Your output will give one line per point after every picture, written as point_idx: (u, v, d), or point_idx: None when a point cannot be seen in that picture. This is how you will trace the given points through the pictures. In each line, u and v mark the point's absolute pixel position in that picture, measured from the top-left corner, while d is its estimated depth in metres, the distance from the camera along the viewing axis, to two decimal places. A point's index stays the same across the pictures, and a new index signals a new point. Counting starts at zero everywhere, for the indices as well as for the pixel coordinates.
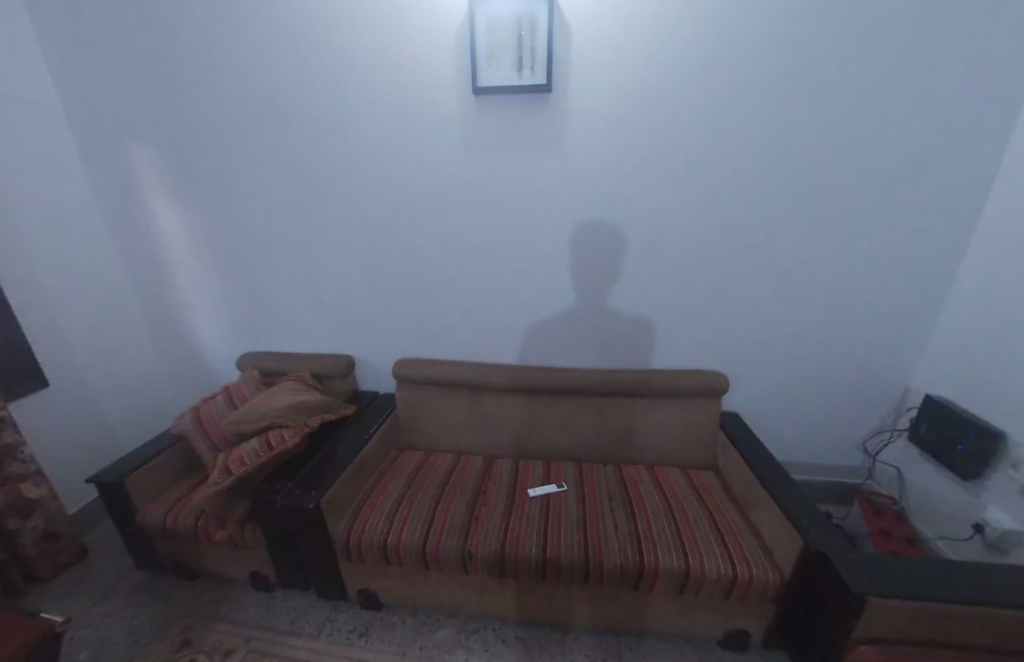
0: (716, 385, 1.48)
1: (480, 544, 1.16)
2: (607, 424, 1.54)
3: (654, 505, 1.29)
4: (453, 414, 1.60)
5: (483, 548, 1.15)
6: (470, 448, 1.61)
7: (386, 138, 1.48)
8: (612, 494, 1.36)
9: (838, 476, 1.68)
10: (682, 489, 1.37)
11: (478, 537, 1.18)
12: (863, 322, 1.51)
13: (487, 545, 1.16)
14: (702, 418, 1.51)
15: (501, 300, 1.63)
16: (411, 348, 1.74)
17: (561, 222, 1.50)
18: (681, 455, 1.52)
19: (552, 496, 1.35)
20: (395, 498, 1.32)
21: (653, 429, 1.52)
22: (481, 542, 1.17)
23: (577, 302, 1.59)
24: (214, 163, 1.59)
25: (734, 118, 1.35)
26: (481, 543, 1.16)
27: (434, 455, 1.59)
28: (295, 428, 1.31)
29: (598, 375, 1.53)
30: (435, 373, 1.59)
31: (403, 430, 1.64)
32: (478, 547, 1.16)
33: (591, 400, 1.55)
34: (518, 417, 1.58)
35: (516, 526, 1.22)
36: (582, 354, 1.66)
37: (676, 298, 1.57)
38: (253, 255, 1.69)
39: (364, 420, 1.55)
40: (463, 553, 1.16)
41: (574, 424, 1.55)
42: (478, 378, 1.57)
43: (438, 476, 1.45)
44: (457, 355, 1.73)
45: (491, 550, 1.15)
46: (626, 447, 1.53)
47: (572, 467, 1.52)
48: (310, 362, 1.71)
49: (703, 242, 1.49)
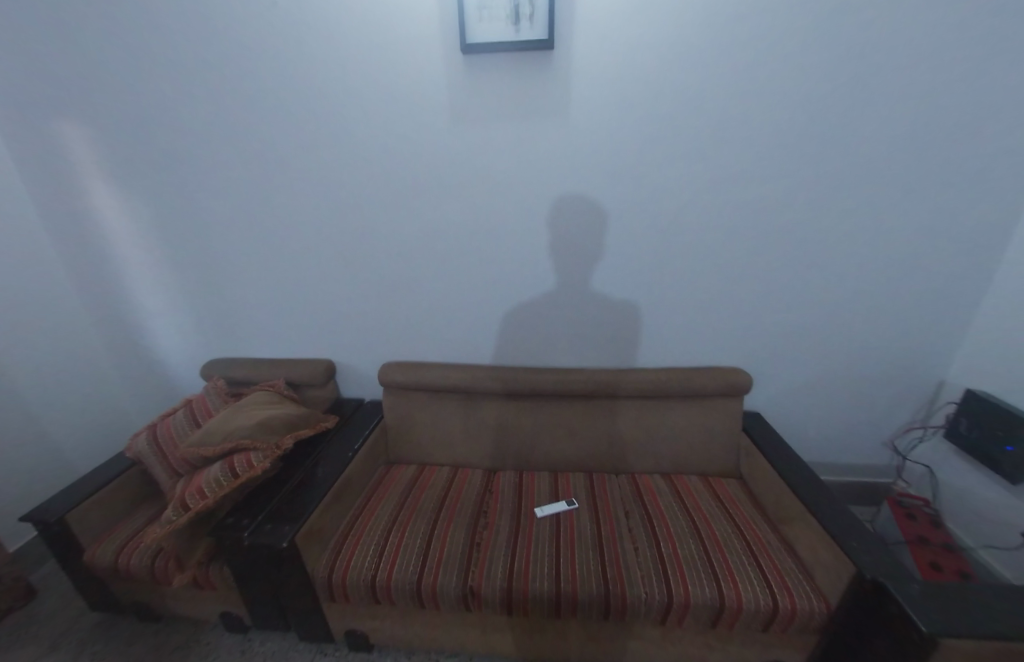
0: (739, 384, 1.34)
1: (485, 580, 1.01)
2: (618, 430, 1.39)
3: (677, 524, 1.15)
4: (447, 422, 1.44)
5: (487, 584, 1.00)
6: (467, 460, 1.45)
7: (360, 110, 1.27)
8: (629, 510, 1.22)
9: (864, 476, 1.57)
10: (705, 502, 1.23)
11: (481, 571, 1.03)
12: (897, 313, 1.38)
13: (492, 581, 1.01)
14: (724, 421, 1.37)
15: (498, 296, 1.46)
16: (398, 350, 1.56)
17: (564, 207, 1.33)
18: (701, 462, 1.37)
19: (562, 515, 1.21)
20: (385, 525, 1.16)
21: (671, 434, 1.37)
22: (485, 578, 1.02)
23: (582, 295, 1.43)
24: (162, 144, 1.37)
25: (763, 84, 1.17)
26: (486, 579, 1.01)
27: (427, 470, 1.42)
28: (265, 451, 1.12)
29: (609, 377, 1.38)
30: (425, 379, 1.42)
31: (392, 442, 1.47)
32: (481, 584, 1.01)
33: (601, 404, 1.40)
34: (520, 426, 1.42)
35: (524, 554, 1.07)
36: (589, 353, 1.51)
37: (692, 291, 1.41)
38: (214, 252, 1.49)
39: (348, 435, 1.38)
40: (465, 591, 1.00)
41: (583, 431, 1.40)
42: (474, 383, 1.40)
43: (432, 495, 1.29)
44: (450, 358, 1.56)
45: (498, 587, 1.00)
46: (639, 454, 1.38)
47: (582, 479, 1.37)
48: (284, 368, 1.52)
49: (724, 228, 1.32)
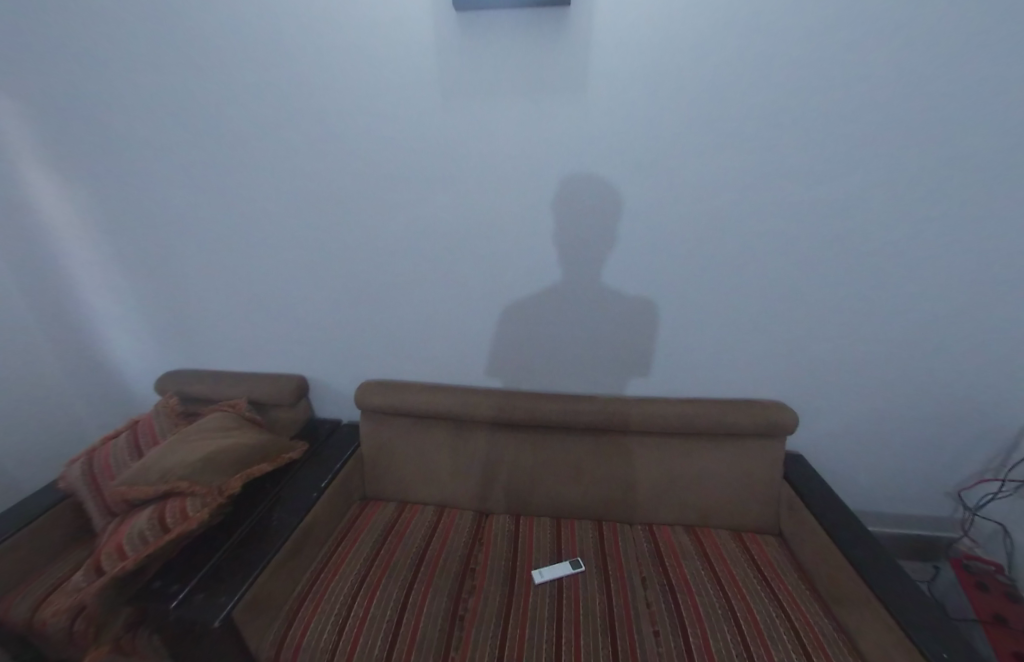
0: (781, 424, 1.12)
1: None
2: (634, 472, 1.17)
3: (704, 601, 0.94)
4: (434, 454, 1.24)
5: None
6: (456, 499, 1.24)
7: (331, 82, 1.05)
8: (647, 576, 1.01)
9: (920, 529, 1.35)
10: (739, 572, 1.02)
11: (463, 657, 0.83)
12: (975, 344, 1.14)
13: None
14: (761, 467, 1.15)
15: (497, 307, 1.26)
16: (379, 367, 1.36)
17: (577, 205, 1.11)
18: (732, 515, 1.16)
19: (565, 581, 1.00)
20: (350, 588, 0.96)
21: (697, 480, 1.16)
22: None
23: (596, 311, 1.22)
24: (103, 122, 1.16)
25: (836, 55, 0.92)
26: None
27: (408, 510, 1.22)
28: (204, 498, 0.92)
29: (623, 409, 1.17)
30: (408, 403, 1.22)
31: (370, 476, 1.27)
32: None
33: (614, 441, 1.19)
34: (517, 463, 1.21)
35: (518, 636, 0.87)
36: (602, 376, 1.30)
37: (725, 309, 1.19)
38: (170, 249, 1.29)
39: (316, 469, 1.18)
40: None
41: (592, 472, 1.18)
42: (465, 410, 1.20)
43: (413, 546, 1.09)
44: (441, 378, 1.35)
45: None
46: (658, 503, 1.17)
47: (591, 531, 1.15)
48: (247, 384, 1.31)
49: (771, 235, 1.09)
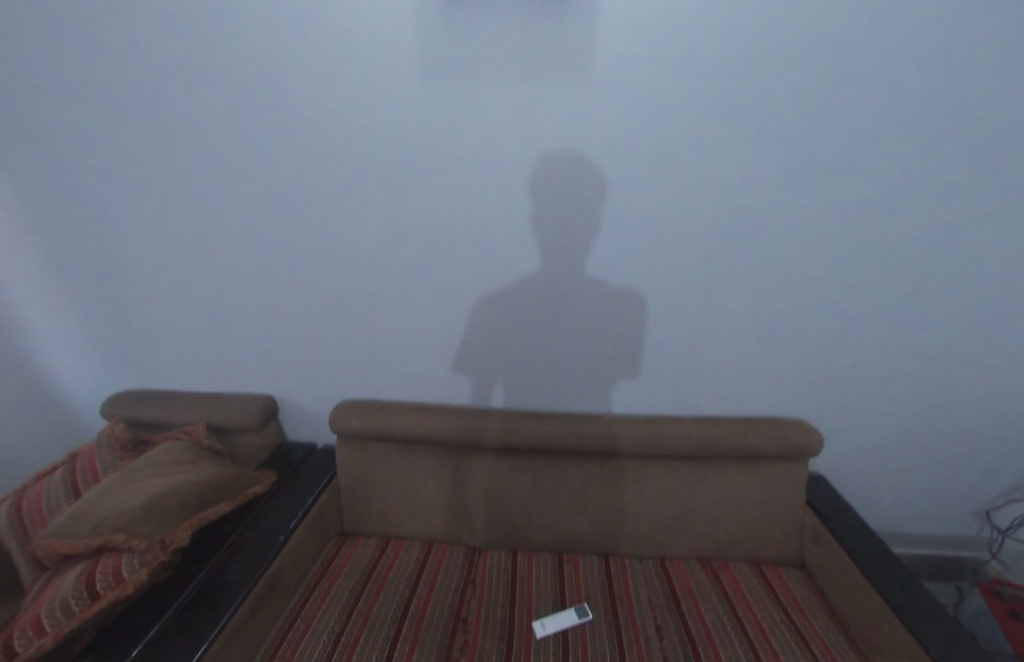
0: (804, 447, 1.02)
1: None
2: (643, 501, 1.06)
3: (731, 657, 0.82)
4: (421, 484, 1.11)
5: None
6: (446, 533, 1.11)
7: (290, 56, 0.90)
8: (662, 625, 0.90)
9: (943, 549, 1.27)
10: (764, 617, 0.91)
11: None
12: (1011, 356, 1.04)
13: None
14: (781, 493, 1.04)
15: (487, 318, 1.11)
16: (357, 385, 1.22)
17: (576, 203, 0.97)
18: (751, 546, 1.06)
19: (571, 633, 0.88)
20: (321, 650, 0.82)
21: (711, 508, 1.05)
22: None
23: (598, 323, 1.09)
24: (31, 112, 1.00)
25: (879, 28, 0.79)
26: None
27: (392, 548, 1.09)
28: (143, 553, 0.76)
29: (631, 432, 1.05)
30: (389, 427, 1.09)
31: (349, 510, 1.13)
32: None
33: (622, 467, 1.07)
34: (513, 492, 1.09)
35: None
36: (605, 395, 1.17)
37: (743, 319, 1.06)
38: (113, 253, 1.13)
39: (285, 506, 1.04)
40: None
41: (597, 501, 1.07)
42: (455, 435, 1.07)
43: (397, 592, 0.96)
44: (427, 397, 1.22)
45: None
46: (670, 534, 1.06)
47: (598, 571, 1.04)
48: (207, 407, 1.16)
49: (795, 236, 0.97)
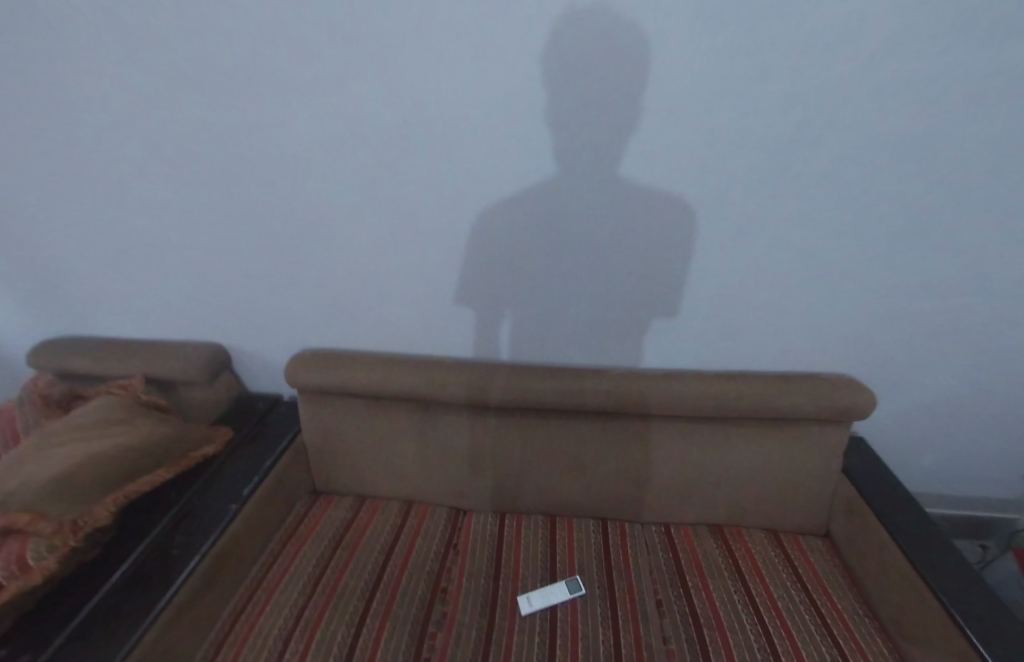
0: (852, 409, 0.84)
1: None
2: (650, 465, 0.92)
3: (740, 640, 0.72)
4: (397, 443, 0.97)
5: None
6: (428, 494, 1.01)
7: None
8: (663, 601, 0.80)
9: (977, 509, 1.15)
10: (781, 595, 0.80)
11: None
12: None
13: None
14: (813, 459, 0.89)
15: (472, 249, 0.89)
16: (322, 333, 1.04)
17: (578, 89, 0.68)
18: (769, 513, 0.94)
19: (560, 609, 0.79)
20: (280, 630, 0.73)
21: (727, 474, 0.92)
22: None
23: (606, 257, 0.87)
24: None
25: None
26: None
27: (367, 508, 0.99)
28: (55, 538, 0.64)
29: (642, 391, 0.87)
30: (355, 383, 0.92)
31: (320, 469, 1.01)
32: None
33: (629, 428, 0.91)
34: (501, 455, 0.95)
35: None
36: (611, 346, 0.98)
37: (801, 254, 0.81)
38: (8, 161, 0.91)
39: (240, 467, 0.91)
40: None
41: (597, 465, 0.94)
42: (431, 392, 0.91)
43: (370, 560, 0.86)
44: (401, 346, 1.04)
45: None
46: (678, 499, 0.94)
47: (592, 538, 0.93)
48: (147, 358, 1.00)
49: (906, 136, 0.67)
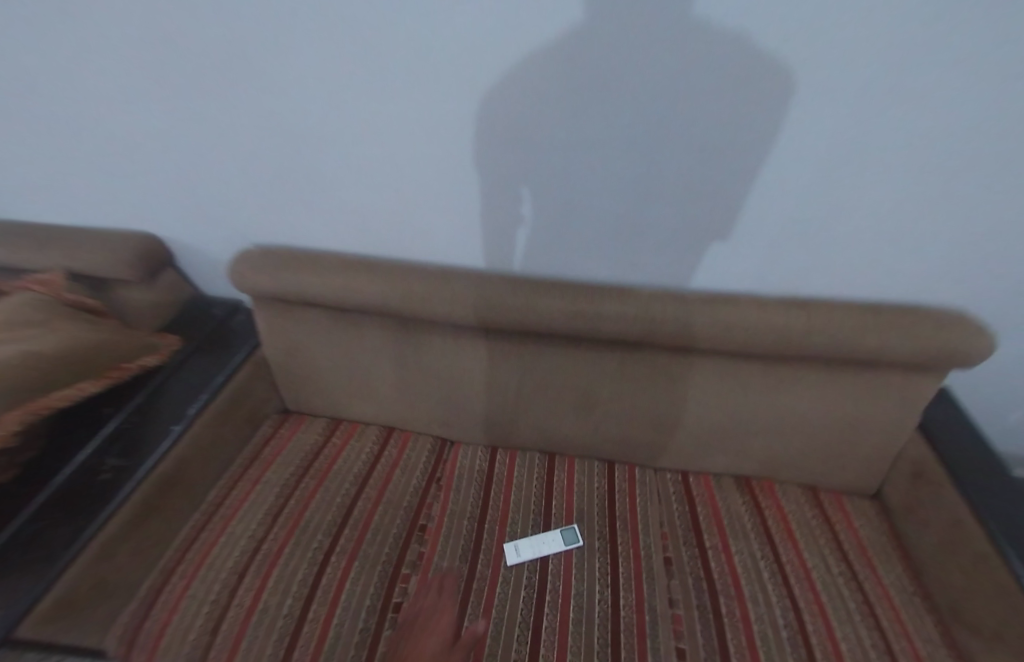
0: (961, 356, 0.62)
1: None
2: (674, 406, 0.76)
3: (762, 616, 0.61)
4: (371, 364, 0.82)
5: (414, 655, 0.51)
6: (410, 421, 0.88)
7: None
8: (674, 559, 0.68)
9: None
10: (816, 565, 0.67)
11: (416, 614, 0.58)
12: None
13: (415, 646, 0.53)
14: (883, 414, 0.71)
15: (459, 106, 0.61)
16: (271, 229, 0.82)
17: None
18: (812, 470, 0.78)
19: (552, 561, 0.69)
20: (235, 563, 0.66)
21: (769, 424, 0.75)
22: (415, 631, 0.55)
23: (658, 126, 0.58)
24: None
25: None
26: (418, 628, 0.56)
27: (341, 433, 0.87)
28: None
29: (678, 318, 0.66)
30: (311, 292, 0.73)
31: (288, 389, 0.88)
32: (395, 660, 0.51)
33: (654, 362, 0.72)
34: (495, 385, 0.79)
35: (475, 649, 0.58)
36: (644, 259, 0.73)
37: (980, 120, 0.50)
38: None
39: (188, 381, 0.78)
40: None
41: (609, 402, 0.78)
42: (407, 307, 0.72)
43: (342, 489, 0.76)
44: (371, 249, 0.81)
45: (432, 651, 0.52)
46: (702, 445, 0.80)
47: (595, 483, 0.81)
48: (65, 250, 0.82)
49: None
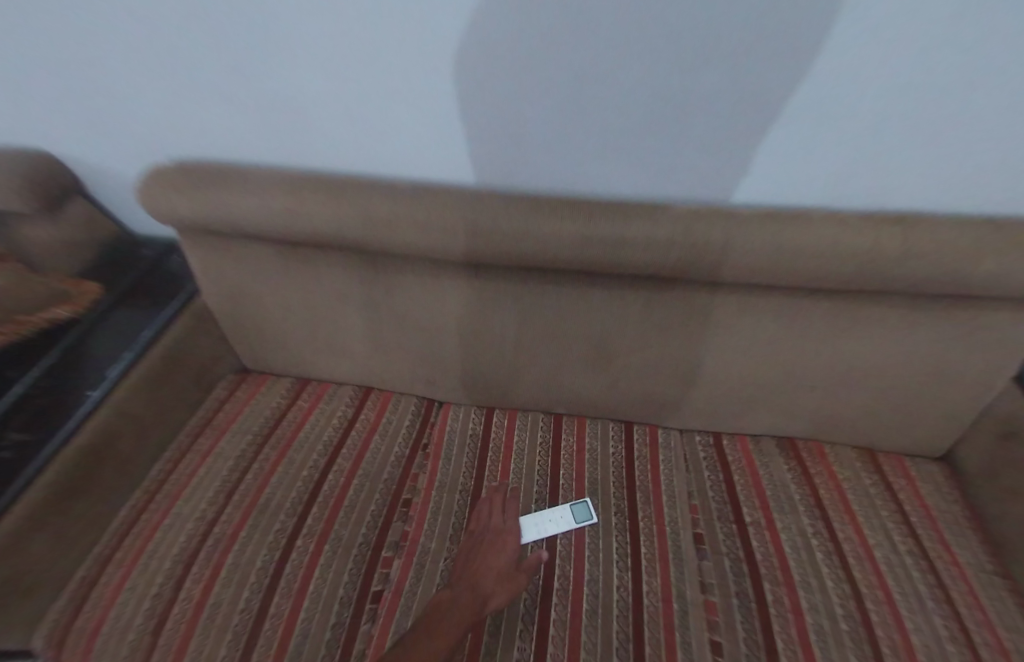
0: None
1: (485, 573, 0.51)
2: (709, 357, 0.62)
3: (816, 605, 0.50)
4: (335, 313, 0.66)
5: (497, 568, 0.51)
6: (391, 380, 0.75)
7: None
8: (706, 536, 0.57)
9: None
10: (879, 543, 0.56)
11: (483, 529, 0.57)
12: None
13: (496, 558, 0.52)
14: (984, 365, 0.55)
15: None
16: (180, 139, 0.61)
17: None
18: (871, 430, 0.65)
19: (561, 540, 0.58)
20: (181, 549, 0.55)
21: (830, 376, 0.60)
22: (488, 541, 0.55)
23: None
24: None
25: None
26: (488, 542, 0.55)
27: (309, 395, 0.74)
28: None
29: (730, 241, 0.49)
30: (244, 220, 0.56)
31: (242, 345, 0.74)
32: (481, 568, 0.51)
33: (690, 304, 0.56)
34: (489, 336, 0.65)
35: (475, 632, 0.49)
36: (690, 175, 0.51)
37: None
38: None
39: (113, 338, 0.67)
40: (450, 593, 0.49)
41: (628, 354, 0.63)
42: (368, 237, 0.55)
43: (310, 460, 0.64)
44: (311, 173, 0.58)
45: (512, 565, 0.53)
46: (738, 402, 0.66)
47: (610, 448, 0.69)
48: None
49: None
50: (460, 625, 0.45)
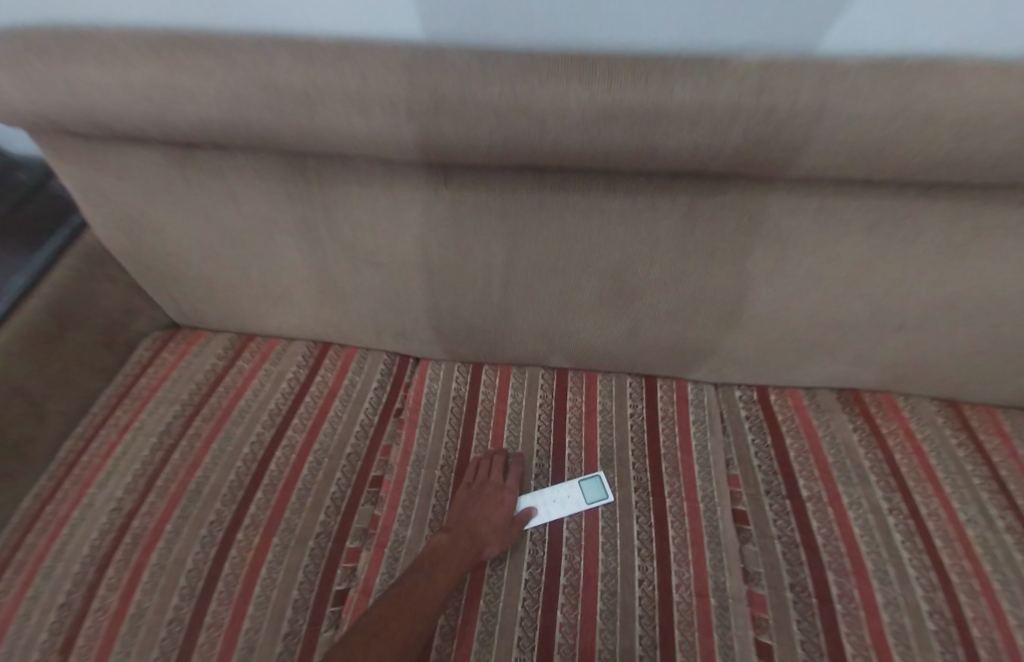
0: None
1: (482, 517, 0.44)
2: (759, 290, 0.47)
3: (895, 599, 0.39)
4: (268, 247, 0.51)
5: (497, 514, 0.44)
6: (353, 332, 0.60)
7: None
8: (748, 513, 0.46)
9: None
10: (971, 519, 0.44)
11: (476, 481, 0.48)
12: None
13: (495, 502, 0.45)
14: None
15: None
16: None
17: None
18: (956, 377, 0.51)
19: (568, 523, 0.47)
20: (94, 548, 0.44)
21: (922, 311, 0.45)
22: (485, 493, 0.46)
23: None
24: None
25: None
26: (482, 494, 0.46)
27: (253, 354, 0.61)
28: None
29: (828, 107, 0.32)
30: (101, 107, 0.38)
31: (165, 294, 0.59)
32: (477, 513, 0.44)
33: (744, 215, 0.40)
34: (472, 271, 0.49)
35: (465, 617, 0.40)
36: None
37: None
38: None
39: None
40: (445, 536, 0.42)
41: (651, 289, 0.48)
42: (283, 125, 0.38)
43: (255, 435, 0.52)
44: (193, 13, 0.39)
45: (512, 510, 0.46)
46: (788, 347, 0.52)
47: (627, 409, 0.56)
48: None
49: None
50: (457, 574, 0.39)
